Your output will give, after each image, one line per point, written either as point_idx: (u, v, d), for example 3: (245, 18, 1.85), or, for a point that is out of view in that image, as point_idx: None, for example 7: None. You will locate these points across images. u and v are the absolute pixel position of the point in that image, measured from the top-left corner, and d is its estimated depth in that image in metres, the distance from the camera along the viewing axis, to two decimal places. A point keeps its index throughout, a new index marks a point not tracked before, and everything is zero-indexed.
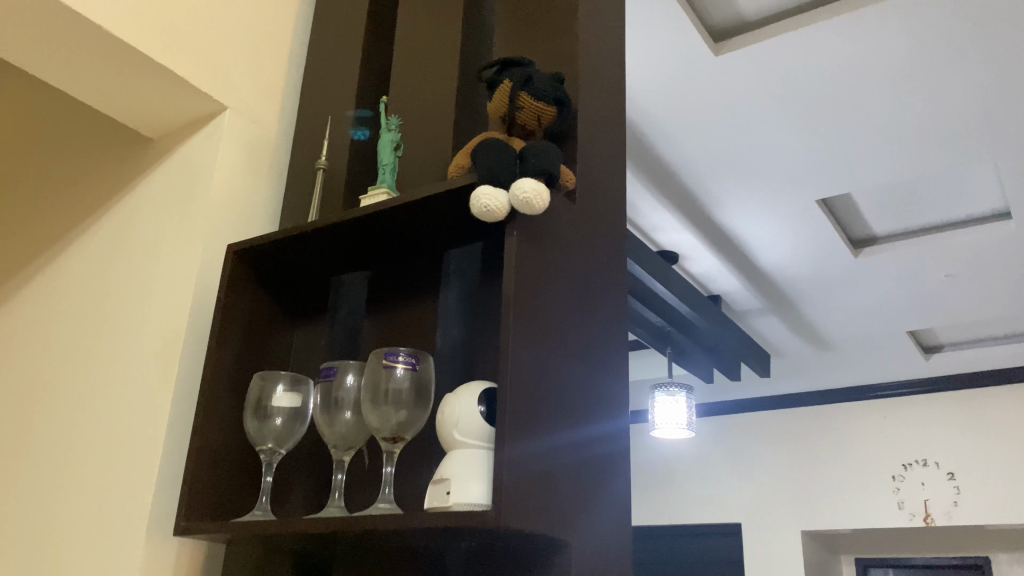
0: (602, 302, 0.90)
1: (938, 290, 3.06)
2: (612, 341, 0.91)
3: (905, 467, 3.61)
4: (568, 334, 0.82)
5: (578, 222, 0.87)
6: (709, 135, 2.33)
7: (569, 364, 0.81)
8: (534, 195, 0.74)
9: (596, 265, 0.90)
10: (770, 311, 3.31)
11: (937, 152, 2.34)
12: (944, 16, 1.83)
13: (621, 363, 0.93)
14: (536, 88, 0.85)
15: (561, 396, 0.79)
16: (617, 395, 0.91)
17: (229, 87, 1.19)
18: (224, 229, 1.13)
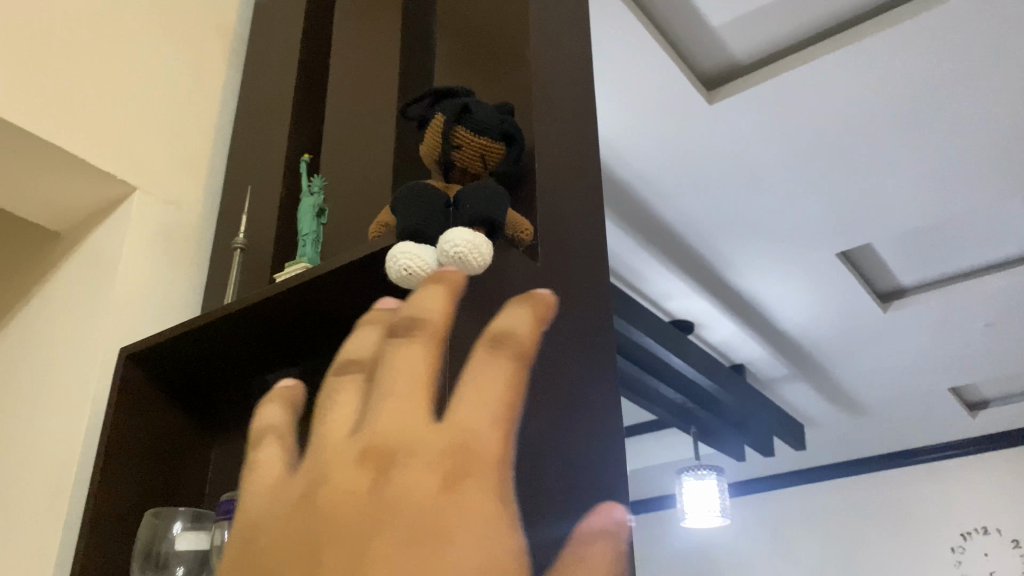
0: (578, 363, 0.71)
1: (980, 342, 2.81)
2: (596, 411, 0.72)
3: (964, 536, 3.29)
4: (532, 406, 0.63)
5: (543, 282, 0.68)
6: (712, 191, 2.16)
7: (535, 441, 0.62)
8: (469, 250, 0.55)
9: (567, 316, 0.71)
10: (798, 378, 3.07)
11: (965, 189, 2.15)
12: (957, 41, 1.67)
13: (612, 432, 0.74)
14: (475, 121, 0.67)
15: (527, 479, 0.60)
16: (608, 467, 0.71)
17: (140, 163, 1.02)
18: (134, 328, 0.94)
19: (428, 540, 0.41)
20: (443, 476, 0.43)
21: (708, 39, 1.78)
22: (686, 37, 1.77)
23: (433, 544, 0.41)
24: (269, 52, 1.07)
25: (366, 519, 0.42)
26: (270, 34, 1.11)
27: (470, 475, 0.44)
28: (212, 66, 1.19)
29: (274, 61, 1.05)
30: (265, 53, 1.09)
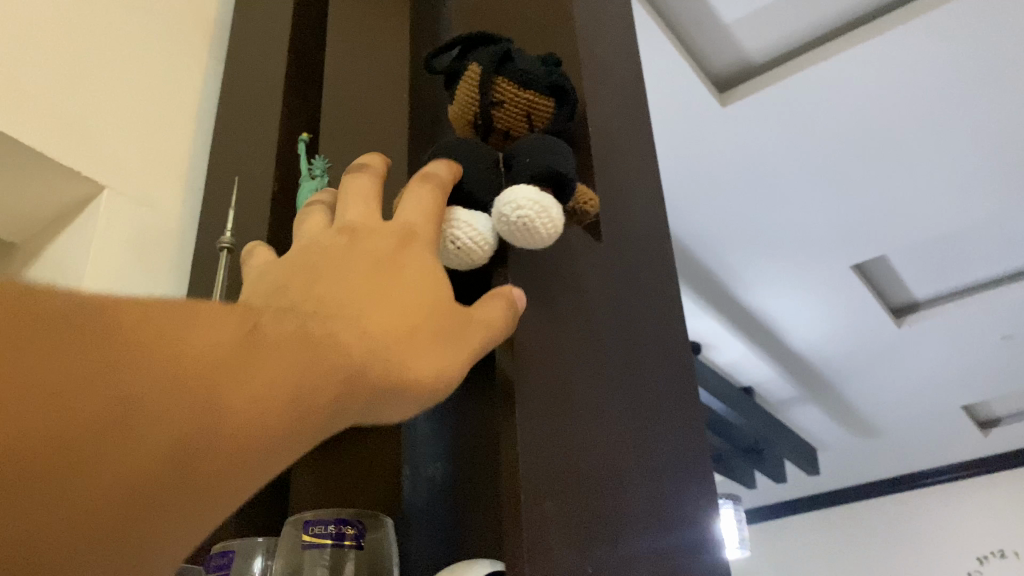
0: (656, 372, 0.59)
1: (997, 357, 2.71)
2: (681, 426, 0.60)
3: (981, 561, 3.17)
4: (612, 421, 0.51)
5: (600, 273, 0.57)
6: (723, 202, 2.05)
7: (619, 461, 0.50)
8: (535, 211, 0.42)
9: (641, 317, 0.60)
10: (808, 399, 2.96)
11: (985, 195, 2.05)
12: (986, 34, 1.56)
13: (701, 448, 0.61)
14: (520, 72, 0.55)
15: (619, 505, 0.48)
16: (704, 491, 0.59)
17: (109, 157, 0.89)
18: None
19: (386, 277, 0.37)
20: (401, 237, 0.39)
21: (720, 39, 1.67)
22: (696, 37, 1.66)
23: (394, 281, 0.37)
24: (257, 32, 0.94)
25: (327, 263, 0.37)
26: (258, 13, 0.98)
27: (419, 245, 0.39)
28: (191, 55, 1.06)
29: (263, 41, 0.92)
30: (252, 36, 0.96)
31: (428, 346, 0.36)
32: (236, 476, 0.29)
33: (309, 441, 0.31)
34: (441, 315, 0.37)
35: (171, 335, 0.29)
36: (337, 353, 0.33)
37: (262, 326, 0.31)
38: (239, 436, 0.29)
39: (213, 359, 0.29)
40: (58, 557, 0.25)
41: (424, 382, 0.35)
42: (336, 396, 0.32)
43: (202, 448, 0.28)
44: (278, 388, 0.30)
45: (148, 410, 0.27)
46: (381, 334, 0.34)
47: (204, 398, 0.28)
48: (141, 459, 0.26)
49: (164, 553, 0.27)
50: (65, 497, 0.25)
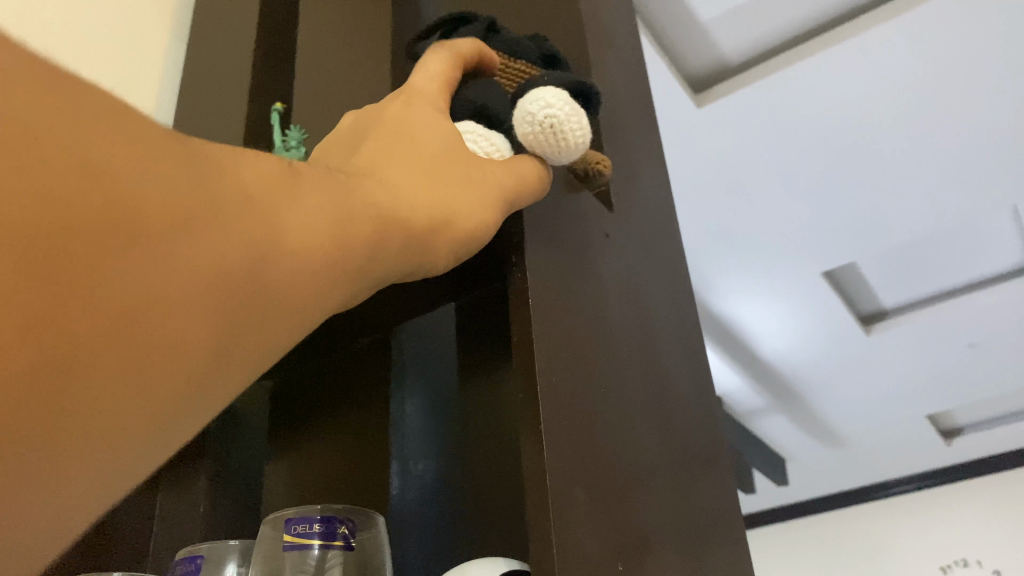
0: (672, 359, 0.55)
1: (964, 365, 2.71)
2: (698, 419, 0.55)
3: (944, 570, 3.17)
4: (632, 408, 0.46)
5: (614, 251, 0.52)
6: (697, 207, 2.03)
7: (640, 449, 0.45)
8: (564, 114, 0.45)
9: (656, 302, 0.55)
10: (777, 409, 2.95)
11: (955, 200, 2.04)
12: (961, 34, 1.56)
13: (717, 442, 0.56)
14: (509, 43, 0.53)
15: (643, 497, 0.43)
16: (723, 488, 0.54)
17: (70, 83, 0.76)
18: None
19: (395, 139, 0.41)
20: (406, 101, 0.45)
21: (696, 38, 1.64)
22: (673, 35, 1.63)
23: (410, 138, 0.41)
24: (223, 7, 0.88)
25: (350, 149, 0.43)
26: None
27: (421, 102, 0.45)
28: None
29: (230, 15, 0.86)
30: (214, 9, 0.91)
31: (463, 189, 0.41)
32: (286, 304, 0.32)
33: (342, 286, 0.34)
34: (453, 169, 0.41)
35: (231, 169, 0.31)
36: (362, 208, 0.36)
37: (297, 177, 0.34)
38: (289, 268, 0.31)
39: (265, 198, 0.32)
40: (170, 342, 0.27)
41: (480, 225, 0.41)
42: (366, 247, 0.35)
43: (264, 252, 0.30)
44: (319, 232, 0.33)
45: (226, 231, 0.29)
46: (397, 196, 0.38)
47: (264, 227, 0.31)
48: (221, 246, 0.29)
49: (233, 365, 0.30)
50: (167, 292, 0.27)
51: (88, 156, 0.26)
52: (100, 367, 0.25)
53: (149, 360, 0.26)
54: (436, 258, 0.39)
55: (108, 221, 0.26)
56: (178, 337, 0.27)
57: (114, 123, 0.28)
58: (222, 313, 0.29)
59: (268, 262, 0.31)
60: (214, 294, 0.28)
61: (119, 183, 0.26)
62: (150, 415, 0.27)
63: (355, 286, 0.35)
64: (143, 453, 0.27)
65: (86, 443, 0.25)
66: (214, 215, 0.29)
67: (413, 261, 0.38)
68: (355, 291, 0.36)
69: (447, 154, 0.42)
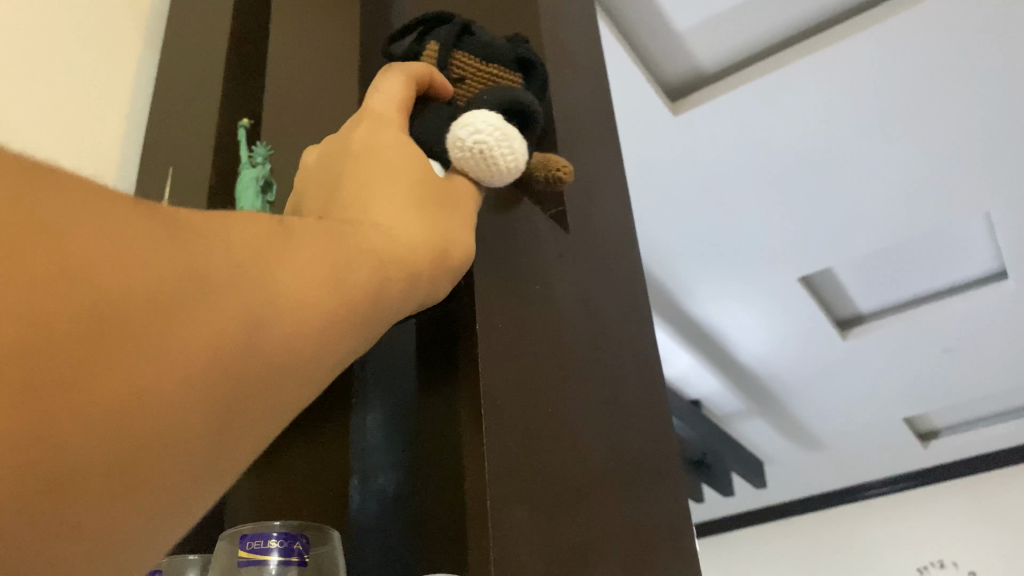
0: (626, 368, 0.56)
1: (938, 368, 2.74)
2: (651, 426, 0.57)
3: (921, 571, 3.22)
4: (580, 416, 0.48)
5: (567, 267, 0.54)
6: (672, 213, 2.05)
7: (587, 455, 0.47)
8: (494, 139, 0.46)
9: (609, 311, 0.57)
10: (754, 413, 2.97)
11: (928, 207, 2.08)
12: (933, 41, 1.58)
13: (672, 452, 0.58)
14: (482, 46, 0.53)
15: (588, 502, 0.45)
16: (675, 490, 0.56)
17: (45, 117, 0.77)
18: None
19: (379, 168, 0.42)
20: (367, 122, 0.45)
21: (671, 47, 1.65)
22: (648, 44, 1.65)
23: (396, 169, 0.42)
24: (194, 24, 0.89)
25: (330, 170, 0.43)
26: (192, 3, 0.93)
27: (389, 124, 0.45)
28: None
29: (201, 30, 0.87)
30: (185, 22, 0.91)
31: (445, 223, 0.42)
32: (291, 370, 0.31)
33: (344, 342, 0.34)
34: (433, 201, 0.42)
35: (220, 237, 0.30)
36: (354, 257, 0.36)
37: (286, 235, 0.34)
38: (290, 333, 0.31)
39: (256, 262, 0.31)
40: (168, 417, 0.26)
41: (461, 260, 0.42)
42: (362, 299, 0.35)
43: (262, 318, 0.30)
44: (316, 286, 0.33)
45: (220, 302, 0.28)
46: (389, 239, 0.38)
47: (258, 293, 0.30)
48: (215, 317, 0.28)
49: (243, 441, 0.29)
50: (166, 385, 0.26)
51: (75, 255, 0.25)
52: (98, 473, 0.24)
53: (151, 446, 0.25)
54: (436, 289, 0.41)
55: (95, 304, 0.25)
56: (181, 414, 0.26)
57: (99, 205, 0.27)
58: (225, 393, 0.28)
59: (266, 331, 0.30)
60: (215, 374, 0.28)
61: (107, 277, 0.25)
62: (158, 511, 0.26)
63: (357, 339, 0.35)
64: (158, 545, 0.27)
65: (92, 540, 0.24)
66: (207, 292, 0.28)
67: (410, 301, 0.39)
68: (358, 343, 0.35)
69: (425, 184, 0.43)
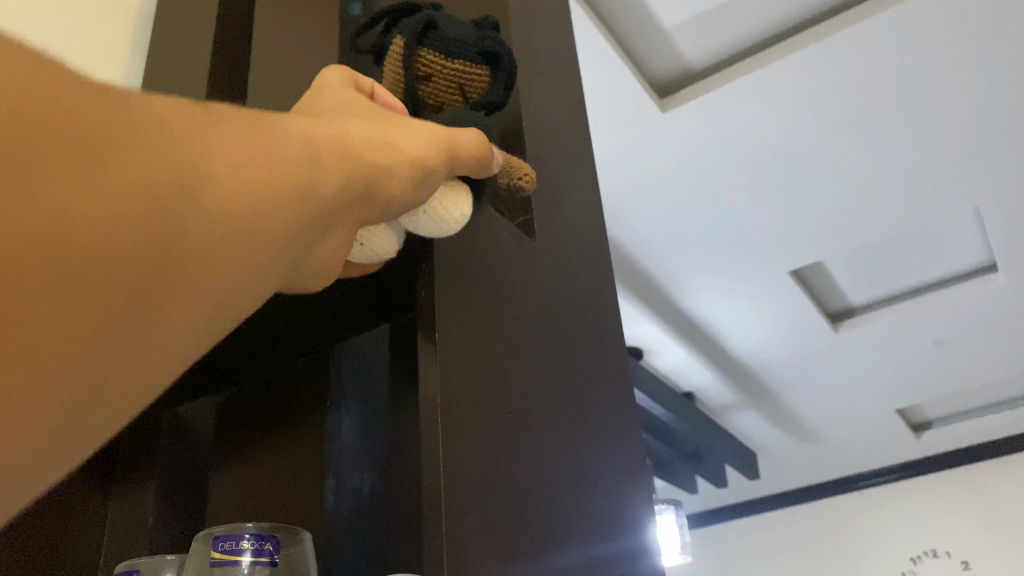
0: (579, 371, 0.61)
1: (930, 360, 2.75)
2: (603, 428, 0.62)
3: (915, 560, 3.24)
4: (538, 432, 0.53)
5: (528, 282, 0.58)
6: (663, 208, 2.06)
7: (543, 468, 0.52)
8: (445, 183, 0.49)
9: (569, 332, 0.62)
10: (747, 405, 3.00)
11: (917, 202, 2.09)
12: (922, 34, 1.58)
13: (622, 452, 0.63)
14: (446, 43, 0.56)
15: (543, 512, 0.50)
16: (629, 500, 0.61)
17: None
18: None
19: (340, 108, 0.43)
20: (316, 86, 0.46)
21: (660, 43, 1.66)
22: (637, 39, 1.65)
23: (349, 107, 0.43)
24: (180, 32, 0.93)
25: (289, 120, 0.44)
26: None
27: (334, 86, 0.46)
28: None
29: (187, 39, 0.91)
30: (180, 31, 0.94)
31: (396, 129, 0.43)
32: (229, 222, 0.31)
33: (291, 217, 0.34)
34: (380, 114, 0.44)
35: (142, 100, 0.31)
36: (288, 137, 0.36)
37: (210, 110, 0.34)
38: (227, 188, 0.31)
39: (177, 120, 0.31)
40: (95, 238, 0.26)
41: (413, 157, 0.42)
42: (305, 176, 0.35)
43: (192, 168, 0.30)
44: (254, 154, 0.33)
45: (146, 151, 0.29)
46: (327, 133, 0.39)
47: (184, 130, 0.31)
48: (139, 162, 0.28)
49: (181, 294, 0.30)
50: (87, 206, 0.26)
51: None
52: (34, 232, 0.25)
53: (80, 255, 0.26)
54: (390, 185, 0.41)
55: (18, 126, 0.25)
56: (107, 241, 0.27)
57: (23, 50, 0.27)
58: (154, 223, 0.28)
59: (202, 185, 0.30)
60: (153, 203, 0.28)
61: (30, 99, 0.26)
62: (90, 330, 0.27)
63: (305, 214, 0.35)
64: (91, 368, 0.27)
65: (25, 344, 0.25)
66: (128, 137, 0.29)
67: (363, 189, 0.39)
68: (307, 228, 0.35)
69: (371, 108, 0.44)
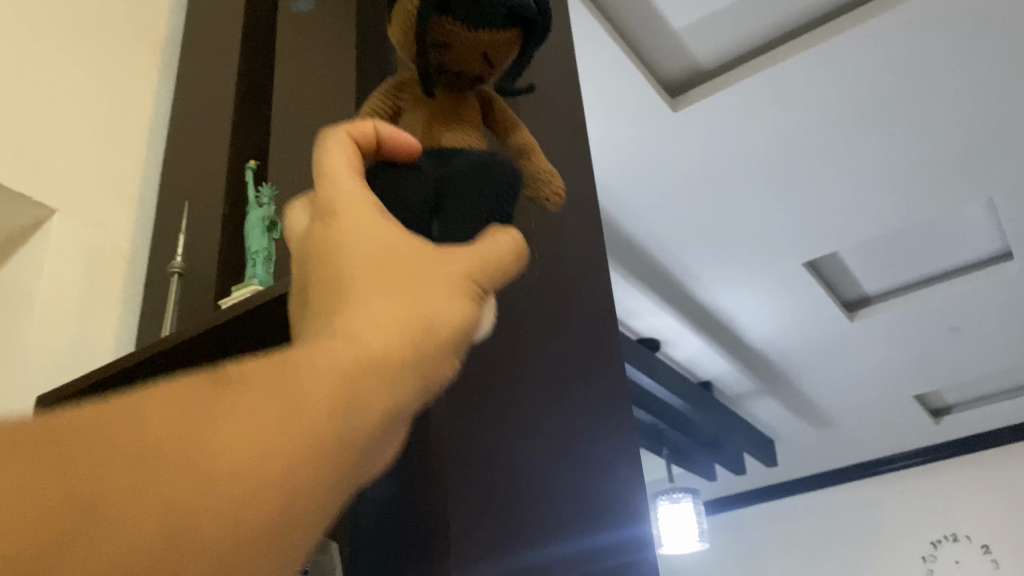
0: (568, 378, 0.74)
1: (947, 348, 2.77)
2: (593, 421, 0.74)
3: (935, 545, 3.26)
4: (538, 453, 0.65)
5: (521, 307, 0.71)
6: (677, 205, 2.11)
7: (542, 484, 0.64)
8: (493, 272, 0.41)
9: (571, 367, 0.74)
10: (765, 393, 3.03)
11: (930, 192, 2.11)
12: (927, 30, 1.60)
13: (611, 441, 0.76)
14: (468, 11, 0.50)
15: (540, 520, 0.62)
16: (621, 482, 0.74)
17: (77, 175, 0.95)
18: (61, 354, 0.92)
19: (369, 258, 0.35)
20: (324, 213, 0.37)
21: (670, 45, 1.70)
22: (647, 42, 1.69)
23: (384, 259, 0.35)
24: (213, 72, 1.04)
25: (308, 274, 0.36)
26: (212, 55, 1.07)
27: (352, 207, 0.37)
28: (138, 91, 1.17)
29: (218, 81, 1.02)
30: (219, 74, 1.02)
31: (434, 292, 0.35)
32: (247, 538, 0.25)
33: (324, 492, 0.28)
34: (416, 267, 0.35)
35: (126, 426, 0.26)
36: (316, 377, 0.29)
37: (220, 390, 0.28)
38: (238, 503, 0.26)
39: (175, 437, 0.26)
40: None
41: (457, 324, 0.34)
42: (335, 424, 0.29)
43: (191, 497, 0.25)
44: (267, 433, 0.27)
45: (128, 509, 0.24)
46: (365, 342, 0.31)
47: (175, 447, 0.26)
48: (120, 534, 0.24)
49: None
50: None
51: None
52: None
53: None
54: (437, 368, 0.33)
55: None
56: None
57: None
58: None
59: (204, 515, 0.25)
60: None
61: None
62: None
63: (345, 474, 0.29)
64: None
65: None
66: (105, 500, 0.24)
67: (414, 398, 0.32)
68: (348, 482, 0.29)
69: (412, 252, 0.36)
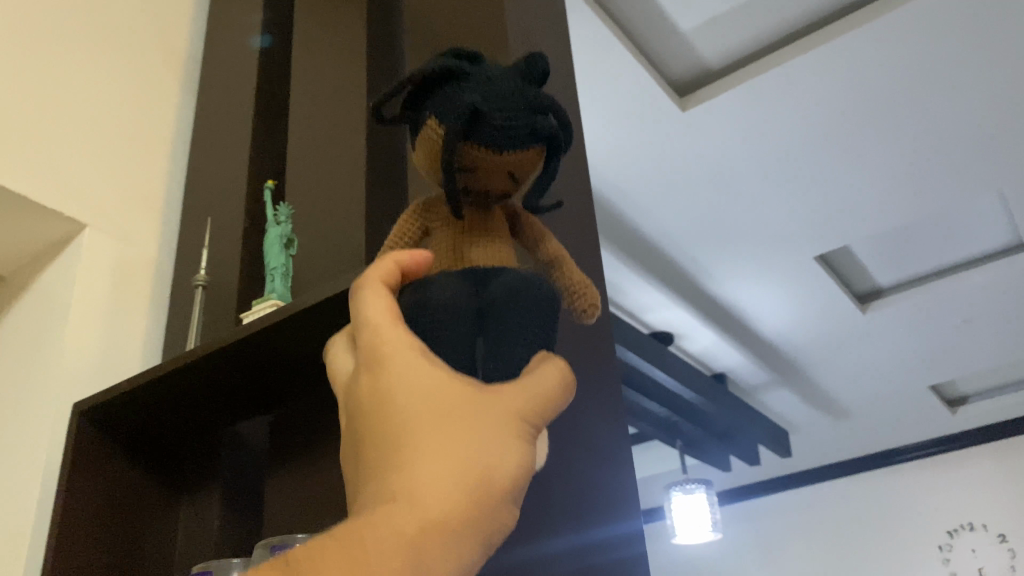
0: (576, 370, 0.79)
1: (961, 338, 2.78)
2: (597, 412, 0.80)
3: (951, 534, 3.28)
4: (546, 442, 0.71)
5: None
6: (686, 201, 2.14)
7: (549, 470, 0.70)
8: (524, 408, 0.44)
9: (575, 371, 0.79)
10: (779, 384, 3.06)
11: (941, 186, 2.12)
12: (933, 28, 1.61)
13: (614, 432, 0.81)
14: (492, 138, 0.46)
15: (545, 519, 0.68)
16: (622, 467, 0.80)
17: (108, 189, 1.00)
18: (93, 364, 0.98)
19: (423, 412, 0.38)
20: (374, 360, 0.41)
21: (678, 47, 1.73)
22: (656, 43, 1.72)
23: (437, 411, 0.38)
24: (233, 93, 1.10)
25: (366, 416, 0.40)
26: (232, 76, 1.13)
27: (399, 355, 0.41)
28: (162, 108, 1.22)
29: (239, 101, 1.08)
30: (240, 94, 1.08)
31: (485, 441, 0.38)
32: None
33: None
34: (469, 415, 0.39)
35: None
36: (382, 553, 0.34)
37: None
38: None
39: None
40: None
41: (512, 470, 0.38)
42: None
43: None
44: None
45: None
46: (426, 508, 0.35)
47: None
48: None
49: None
50: None
51: None
52: None
53: None
54: (495, 517, 0.37)
55: None
56: None
57: None
58: None
59: None
60: None
61: None
62: None
63: None
64: None
65: None
66: None
67: (476, 550, 0.36)
68: None
69: (466, 401, 0.39)
